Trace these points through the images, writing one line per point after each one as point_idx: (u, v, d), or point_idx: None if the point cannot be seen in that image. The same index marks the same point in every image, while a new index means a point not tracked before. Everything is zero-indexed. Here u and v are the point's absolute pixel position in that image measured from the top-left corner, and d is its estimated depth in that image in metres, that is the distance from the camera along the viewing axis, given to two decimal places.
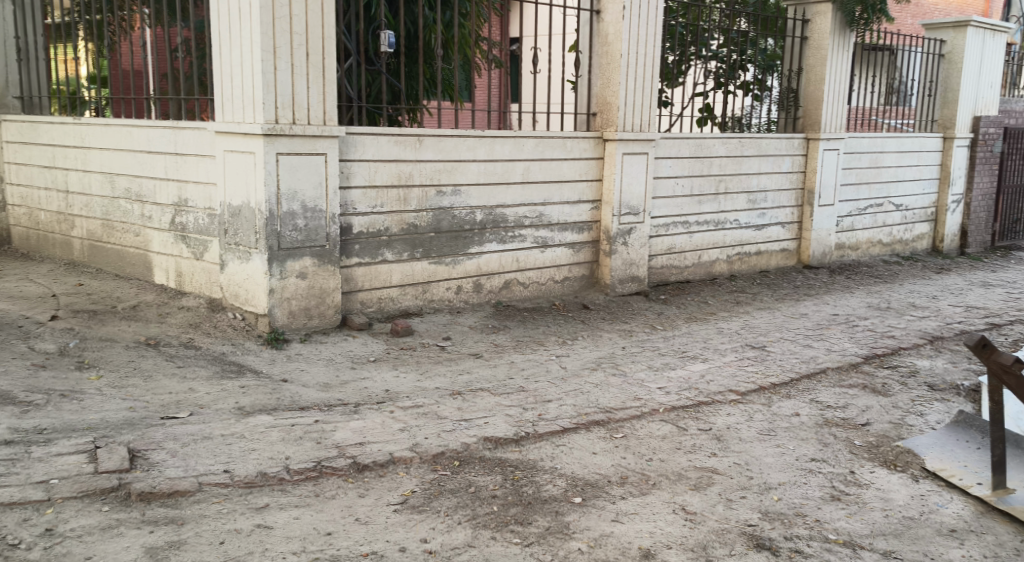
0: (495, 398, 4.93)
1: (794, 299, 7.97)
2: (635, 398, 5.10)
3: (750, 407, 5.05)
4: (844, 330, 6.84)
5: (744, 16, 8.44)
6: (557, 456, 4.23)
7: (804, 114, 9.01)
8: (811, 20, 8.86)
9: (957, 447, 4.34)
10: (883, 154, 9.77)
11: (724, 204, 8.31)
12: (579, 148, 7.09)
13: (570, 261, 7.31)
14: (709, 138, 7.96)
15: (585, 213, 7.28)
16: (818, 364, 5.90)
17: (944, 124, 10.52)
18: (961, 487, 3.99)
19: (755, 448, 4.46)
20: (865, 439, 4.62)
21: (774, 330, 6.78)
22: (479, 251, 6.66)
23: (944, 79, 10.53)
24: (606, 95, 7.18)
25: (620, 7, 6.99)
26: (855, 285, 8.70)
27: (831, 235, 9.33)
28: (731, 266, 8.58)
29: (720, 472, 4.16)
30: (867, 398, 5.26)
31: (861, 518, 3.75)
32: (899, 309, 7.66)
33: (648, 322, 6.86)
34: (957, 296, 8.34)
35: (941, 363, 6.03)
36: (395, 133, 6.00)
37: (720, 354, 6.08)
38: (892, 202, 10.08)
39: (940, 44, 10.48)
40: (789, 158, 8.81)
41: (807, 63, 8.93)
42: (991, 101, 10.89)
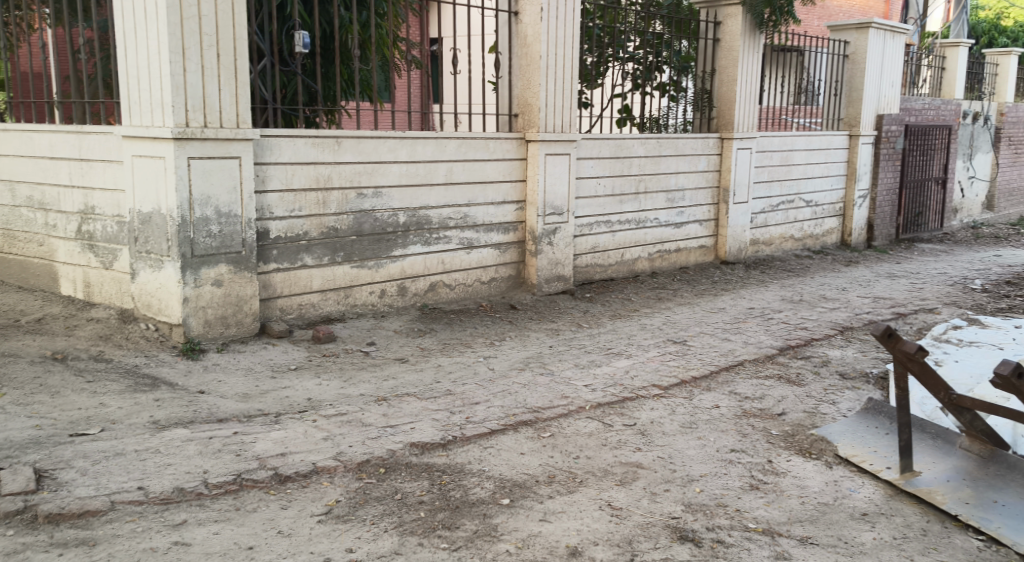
0: (421, 403, 4.90)
1: (713, 294, 8.16)
2: (561, 396, 5.13)
3: (672, 401, 5.15)
4: (760, 323, 7.05)
5: (659, 19, 8.60)
6: (485, 458, 4.22)
7: (718, 114, 9.23)
8: (722, 22, 9.07)
9: (867, 433, 4.51)
10: (793, 152, 10.11)
11: (645, 203, 8.45)
12: (501, 149, 7.10)
13: (496, 262, 7.31)
14: (629, 138, 8.07)
15: (509, 213, 7.30)
16: (736, 356, 6.06)
17: (850, 122, 10.95)
18: (871, 472, 4.15)
19: (677, 441, 4.55)
20: (782, 428, 4.77)
21: (694, 325, 6.93)
22: (402, 253, 6.60)
23: (849, 79, 10.94)
24: (526, 96, 7.22)
25: (538, 8, 7.02)
26: (770, 279, 8.97)
27: (746, 231, 9.61)
28: (652, 264, 8.73)
29: (645, 466, 4.23)
30: (783, 388, 5.42)
31: (779, 506, 3.86)
32: (811, 301, 7.94)
33: (573, 321, 6.92)
34: (864, 287, 8.70)
35: (851, 352, 6.27)
36: (313, 135, 5.88)
37: (643, 349, 6.18)
38: (802, 198, 10.44)
39: (844, 45, 10.88)
40: (705, 158, 9.03)
41: (719, 64, 9.14)
42: (894, 99, 11.35)
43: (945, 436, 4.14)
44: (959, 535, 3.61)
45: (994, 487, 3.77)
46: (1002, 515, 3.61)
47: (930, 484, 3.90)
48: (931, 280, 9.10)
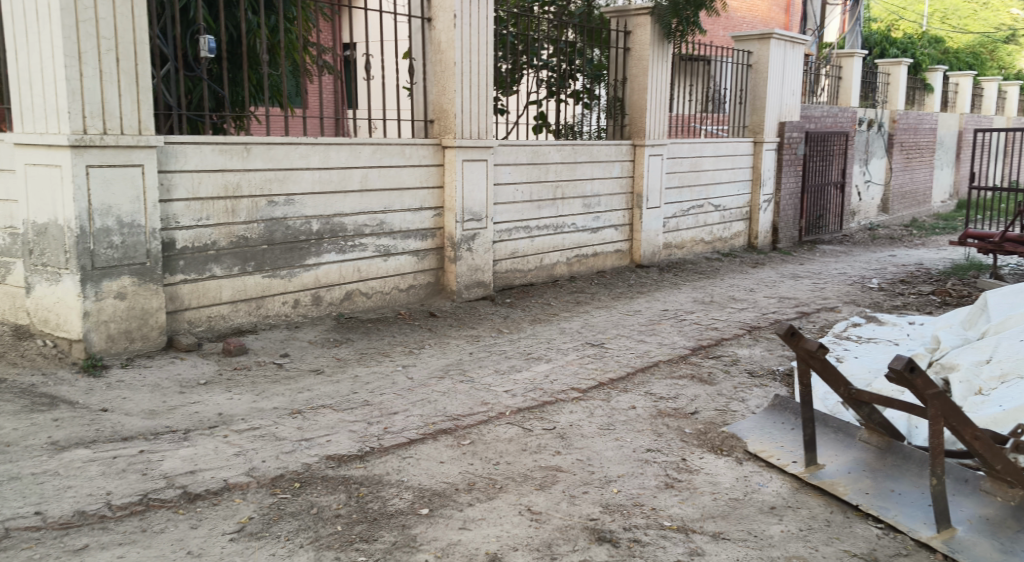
0: (337, 415, 4.82)
1: (629, 296, 8.32)
2: (481, 403, 5.13)
3: (591, 403, 5.22)
4: (674, 324, 7.21)
5: (571, 27, 8.69)
6: (404, 468, 4.18)
7: (629, 121, 9.42)
8: (632, 32, 9.26)
9: (775, 428, 4.67)
10: (702, 158, 10.40)
11: (562, 208, 8.55)
12: (417, 155, 7.06)
13: (414, 269, 7.26)
14: (545, 145, 8.15)
15: (427, 219, 7.27)
16: (651, 357, 6.19)
17: (754, 129, 11.36)
18: (778, 466, 4.30)
19: (596, 443, 4.61)
20: (695, 427, 4.89)
21: (611, 328, 7.04)
22: (316, 262, 6.48)
23: (753, 88, 11.33)
24: (442, 102, 7.21)
25: (451, 15, 7.03)
26: (683, 281, 9.20)
27: (659, 235, 9.83)
28: (570, 268, 8.83)
29: (564, 469, 4.27)
30: (696, 388, 5.56)
31: (692, 503, 3.96)
32: (721, 302, 8.18)
33: (493, 327, 6.93)
34: (771, 288, 9.02)
35: (759, 350, 6.49)
36: (220, 142, 5.73)
37: (562, 353, 6.24)
38: (711, 203, 10.75)
39: (747, 55, 11.26)
40: (619, 164, 9.20)
41: (630, 73, 9.31)
42: (794, 107, 11.81)
43: (846, 429, 4.32)
44: (859, 524, 3.77)
45: (891, 477, 3.96)
46: (899, 503, 3.79)
47: (834, 477, 4.07)
48: (832, 280, 9.50)
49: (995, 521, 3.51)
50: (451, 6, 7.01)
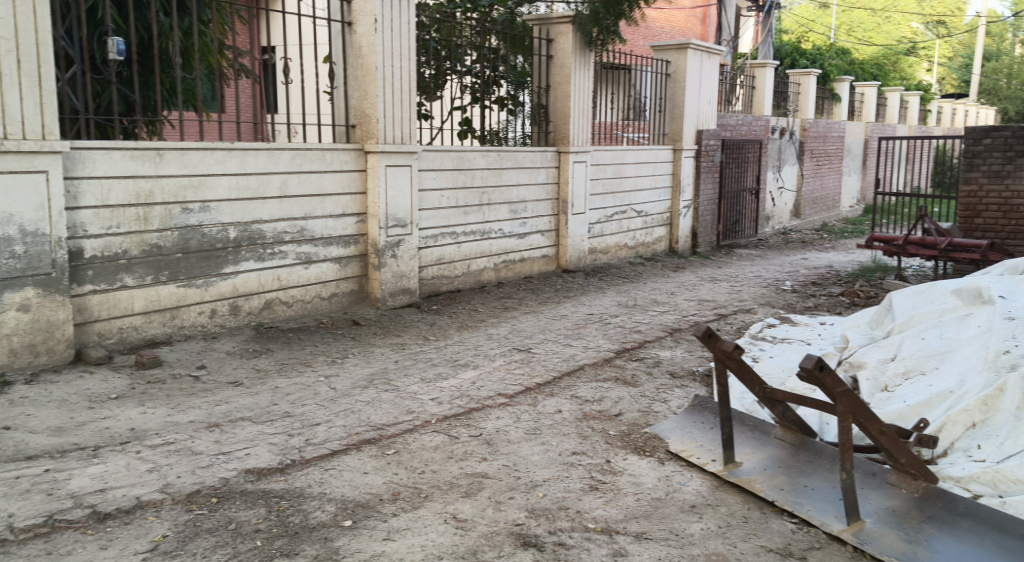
0: (257, 427, 4.71)
1: (556, 301, 8.38)
2: (407, 412, 5.09)
3: (517, 408, 5.23)
4: (599, 328, 7.30)
5: (494, 34, 8.74)
6: (326, 481, 4.11)
7: (554, 128, 9.49)
8: (554, 40, 9.31)
9: (695, 428, 4.77)
10: (624, 165, 10.58)
11: (488, 214, 8.56)
12: (339, 160, 6.97)
13: (337, 277, 7.14)
14: (470, 151, 8.16)
15: (350, 226, 7.17)
16: (577, 361, 6.25)
17: (674, 137, 11.62)
18: (698, 465, 4.39)
19: (522, 448, 4.62)
20: (619, 429, 4.95)
21: (538, 333, 7.08)
22: (234, 270, 6.32)
23: (671, 97, 11.59)
24: (363, 107, 7.13)
25: (372, 19, 6.97)
26: (607, 286, 9.32)
27: (584, 240, 9.94)
28: (497, 274, 8.84)
29: (490, 476, 4.26)
30: (620, 390, 5.64)
31: (616, 504, 4.01)
32: (644, 306, 8.33)
33: (419, 334, 6.88)
34: (691, 291, 9.23)
35: (680, 352, 6.62)
36: (131, 147, 5.55)
37: (489, 359, 6.24)
38: (633, 209, 10.93)
39: (666, 64, 11.51)
40: (543, 170, 9.26)
41: (553, 80, 9.38)
42: (711, 115, 12.13)
43: (762, 427, 4.46)
44: (775, 519, 3.88)
45: (804, 473, 4.10)
46: (812, 498, 3.92)
47: (751, 474, 4.19)
48: (749, 283, 9.79)
49: (900, 512, 3.66)
50: (371, 10, 6.96)
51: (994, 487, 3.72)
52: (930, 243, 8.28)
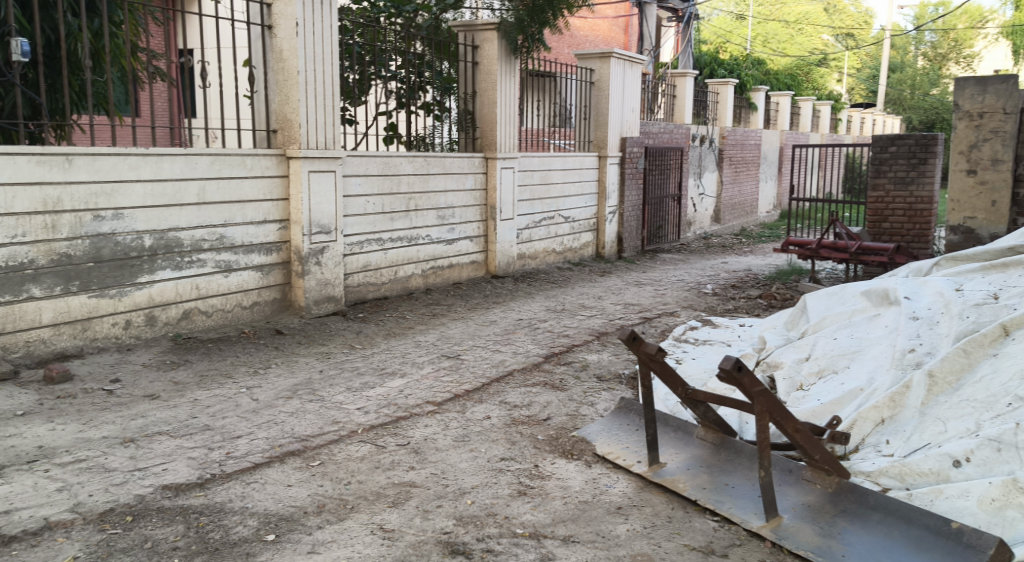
0: (175, 442, 4.56)
1: (484, 307, 8.38)
2: (332, 422, 5.01)
3: (446, 416, 5.20)
4: (527, 333, 7.34)
5: (419, 39, 8.70)
6: (248, 494, 4.01)
7: (481, 134, 9.49)
8: (480, 46, 9.32)
9: (621, 430, 4.84)
10: (551, 171, 10.66)
11: (415, 220, 8.51)
12: (260, 166, 6.82)
13: (259, 285, 6.98)
14: (396, 156, 8.10)
15: (272, 233, 7.02)
16: (506, 367, 6.26)
17: (599, 144, 11.77)
18: (624, 467, 4.45)
19: (450, 455, 4.60)
20: (547, 433, 4.98)
21: (466, 339, 7.07)
22: (150, 280, 6.12)
23: (596, 104, 11.74)
24: (285, 111, 7.00)
25: (293, 23, 6.86)
26: (536, 291, 9.38)
27: (513, 246, 9.97)
28: (426, 280, 8.78)
29: (417, 484, 4.23)
30: (548, 394, 5.67)
31: (544, 509, 4.03)
32: (572, 310, 8.41)
33: (345, 343, 6.79)
34: (617, 295, 9.37)
35: (607, 355, 6.71)
36: (37, 152, 5.33)
37: (417, 367, 6.19)
38: (561, 215, 11.03)
39: (590, 72, 11.66)
40: (471, 176, 9.26)
41: (479, 87, 9.38)
42: (634, 123, 12.34)
43: (685, 428, 4.55)
44: (698, 518, 3.97)
45: (726, 471, 4.21)
46: (732, 496, 4.02)
47: (674, 473, 4.27)
48: (672, 287, 10.00)
49: (815, 508, 3.78)
50: (291, 13, 6.85)
51: (902, 480, 3.87)
52: (841, 247, 8.61)
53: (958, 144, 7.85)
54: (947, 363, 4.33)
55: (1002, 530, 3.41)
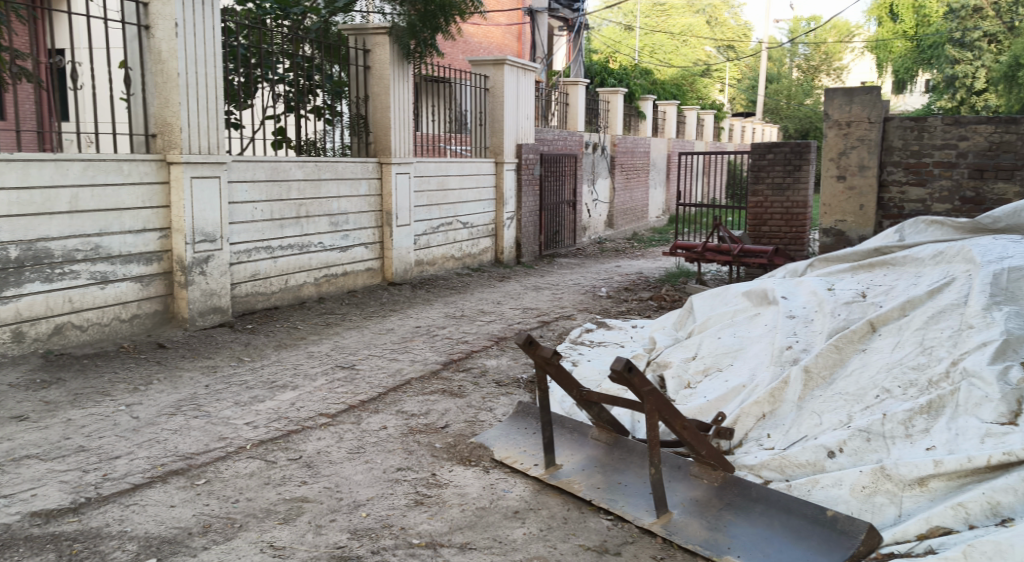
0: (46, 465, 4.30)
1: (381, 315, 8.27)
2: (219, 438, 4.83)
3: (340, 428, 5.09)
4: (425, 340, 7.28)
5: (307, 42, 8.53)
6: (127, 517, 3.82)
7: (374, 139, 9.38)
8: (371, 50, 9.23)
9: (518, 434, 4.85)
10: (447, 177, 10.63)
11: (307, 227, 8.31)
12: (138, 171, 6.52)
13: (138, 297, 6.65)
14: (284, 161, 7.91)
15: (152, 242, 6.70)
16: (403, 376, 6.18)
17: (495, 150, 11.83)
18: (521, 471, 4.48)
19: (344, 468, 4.51)
20: (444, 441, 4.95)
21: (362, 348, 6.96)
22: (17, 293, 5.76)
23: (491, 110, 11.77)
24: (164, 115, 6.72)
25: (172, 24, 6.60)
26: (434, 297, 9.32)
27: (410, 252, 9.88)
28: (319, 289, 8.57)
29: (310, 499, 4.13)
30: (446, 402, 5.64)
31: (441, 517, 4.00)
32: (470, 316, 8.40)
33: (234, 355, 6.56)
34: (515, 300, 9.42)
35: (505, 360, 6.73)
36: None
37: (310, 379, 6.04)
38: (459, 220, 11.01)
39: (484, 79, 11.68)
40: (365, 182, 9.13)
41: (371, 91, 9.27)
42: (529, 129, 12.46)
43: (580, 429, 4.62)
44: (593, 518, 4.03)
45: (619, 470, 4.28)
46: (625, 494, 4.11)
47: (570, 475, 4.33)
48: (569, 290, 10.15)
49: (702, 502, 3.90)
50: (170, 13, 6.59)
51: (782, 472, 4.05)
52: (725, 250, 8.95)
53: (829, 151, 8.29)
54: (821, 358, 4.56)
55: (872, 515, 3.61)
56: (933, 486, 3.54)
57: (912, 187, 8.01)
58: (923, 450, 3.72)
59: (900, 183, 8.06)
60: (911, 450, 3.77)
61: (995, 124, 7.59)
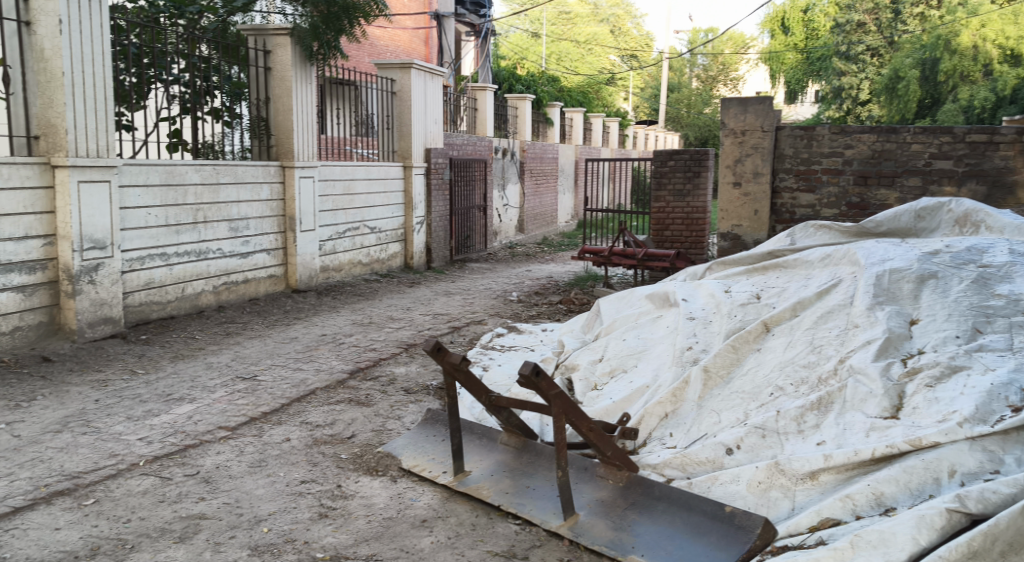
0: None
1: (285, 324, 8.06)
2: (110, 455, 4.60)
3: (240, 441, 4.93)
4: (331, 349, 7.14)
5: (204, 42, 8.27)
6: (6, 543, 3.61)
7: (276, 142, 9.13)
8: (272, 51, 8.95)
9: (427, 441, 4.80)
10: (354, 181, 10.47)
11: (204, 233, 8.04)
12: (18, 175, 6.18)
13: (20, 308, 6.28)
14: (180, 165, 7.63)
15: (35, 249, 6.35)
16: (308, 386, 6.04)
17: (403, 155, 11.73)
18: (430, 478, 4.43)
19: (245, 483, 4.37)
20: (351, 451, 4.86)
21: (264, 358, 6.77)
22: None
23: (398, 114, 11.65)
24: (48, 116, 6.39)
25: (55, 20, 6.27)
26: (341, 304, 9.16)
27: (315, 258, 9.68)
28: (218, 297, 8.28)
29: (208, 516, 3.98)
30: (352, 411, 5.53)
31: (346, 530, 3.93)
32: (378, 323, 8.29)
33: (127, 368, 6.27)
34: (425, 306, 9.36)
35: (414, 367, 6.66)
36: None
37: (209, 391, 5.82)
38: (366, 225, 10.85)
39: (391, 82, 11.51)
40: (267, 186, 8.90)
41: (273, 93, 9.03)
42: (438, 134, 12.41)
43: (488, 434, 4.62)
44: (501, 523, 4.03)
45: (527, 474, 4.30)
46: (533, 498, 4.12)
47: (478, 481, 4.32)
48: (479, 295, 10.15)
49: (608, 503, 3.95)
50: (54, 10, 6.26)
51: (683, 470, 4.15)
52: (630, 254, 9.13)
53: (726, 159, 8.58)
54: (719, 358, 4.70)
55: (768, 509, 3.74)
56: (823, 480, 3.70)
57: (803, 193, 8.36)
58: (814, 445, 3.88)
59: (791, 189, 8.40)
60: (803, 445, 3.92)
61: (877, 133, 8.00)
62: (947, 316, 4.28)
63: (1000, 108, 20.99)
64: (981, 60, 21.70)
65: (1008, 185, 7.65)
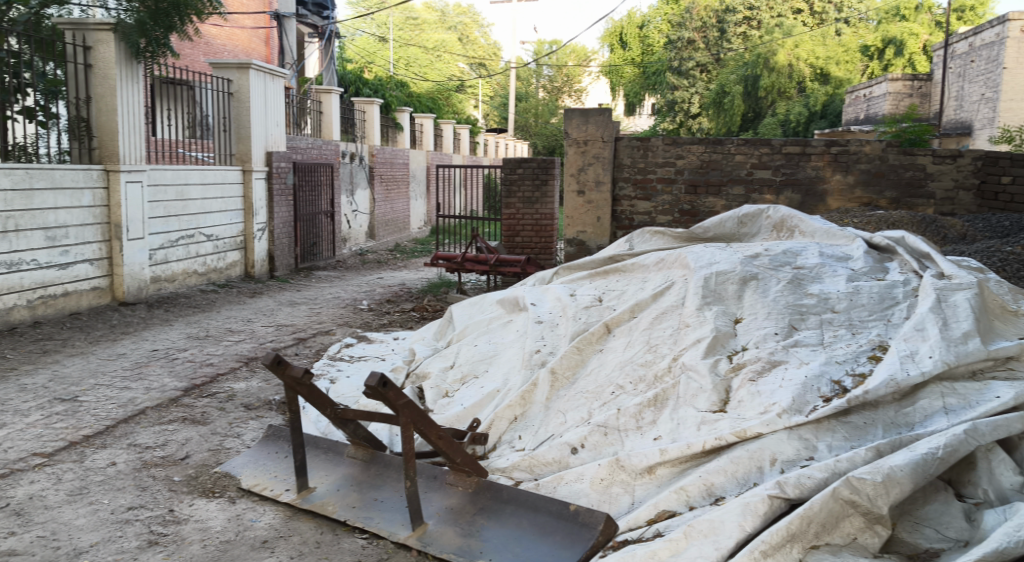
0: None
1: (111, 340, 7.52)
2: None
3: (58, 468, 4.54)
4: (163, 365, 6.73)
5: (13, 35, 7.60)
6: None
7: (99, 144, 8.52)
8: (93, 48, 8.36)
9: (268, 458, 4.61)
10: (188, 186, 9.95)
11: (15, 242, 7.39)
12: None
13: None
14: None
15: None
16: (136, 405, 5.66)
17: (242, 158, 11.25)
18: (272, 497, 4.26)
19: (63, 513, 4.03)
20: (184, 473, 4.59)
21: (87, 377, 6.27)
22: None
23: (236, 116, 11.17)
24: None
25: None
26: (174, 317, 8.66)
27: (145, 268, 9.11)
28: (33, 312, 7.62)
29: (19, 552, 3.66)
30: (186, 431, 5.23)
31: (178, 557, 3.72)
32: (216, 336, 7.90)
33: None
34: (268, 317, 9.02)
35: (255, 382, 6.38)
36: None
37: (22, 415, 5.33)
38: (202, 233, 10.33)
39: (227, 83, 11.02)
40: (89, 192, 8.29)
41: (95, 92, 8.44)
42: (280, 138, 12.00)
43: (335, 448, 4.49)
44: (346, 539, 3.95)
45: (375, 486, 4.21)
46: (380, 509, 4.05)
47: (324, 497, 4.19)
48: (327, 305, 9.91)
49: (457, 510, 3.95)
50: None
51: (531, 471, 4.23)
52: (481, 260, 9.17)
53: (569, 168, 8.81)
54: (565, 360, 4.82)
55: (609, 505, 3.86)
56: (660, 473, 3.86)
57: (640, 201, 8.73)
58: (651, 440, 4.05)
59: (629, 197, 8.75)
60: (641, 441, 4.08)
61: (704, 144, 8.48)
62: (766, 315, 4.59)
63: (812, 122, 23.05)
64: (795, 78, 23.66)
65: (819, 193, 8.36)
